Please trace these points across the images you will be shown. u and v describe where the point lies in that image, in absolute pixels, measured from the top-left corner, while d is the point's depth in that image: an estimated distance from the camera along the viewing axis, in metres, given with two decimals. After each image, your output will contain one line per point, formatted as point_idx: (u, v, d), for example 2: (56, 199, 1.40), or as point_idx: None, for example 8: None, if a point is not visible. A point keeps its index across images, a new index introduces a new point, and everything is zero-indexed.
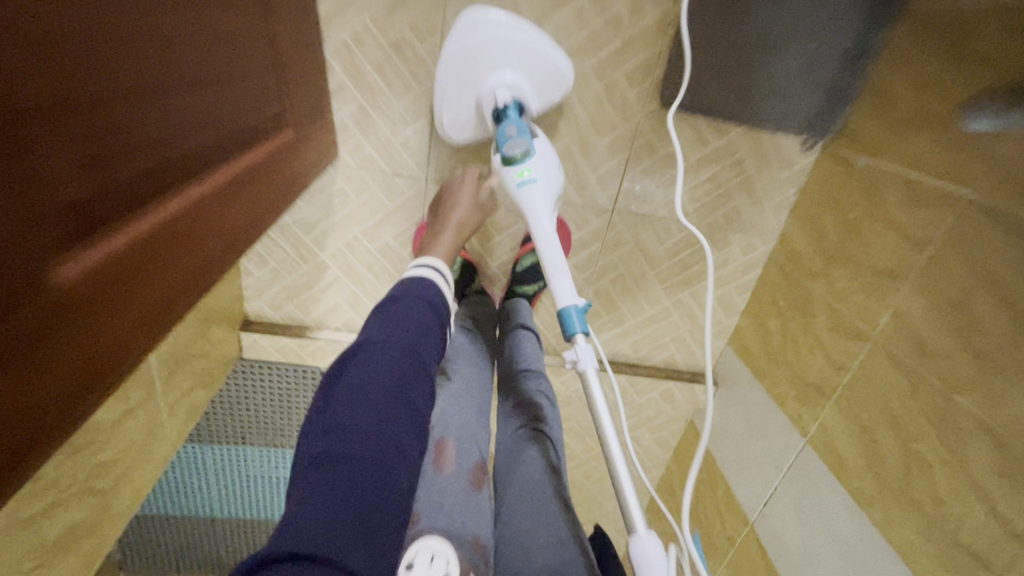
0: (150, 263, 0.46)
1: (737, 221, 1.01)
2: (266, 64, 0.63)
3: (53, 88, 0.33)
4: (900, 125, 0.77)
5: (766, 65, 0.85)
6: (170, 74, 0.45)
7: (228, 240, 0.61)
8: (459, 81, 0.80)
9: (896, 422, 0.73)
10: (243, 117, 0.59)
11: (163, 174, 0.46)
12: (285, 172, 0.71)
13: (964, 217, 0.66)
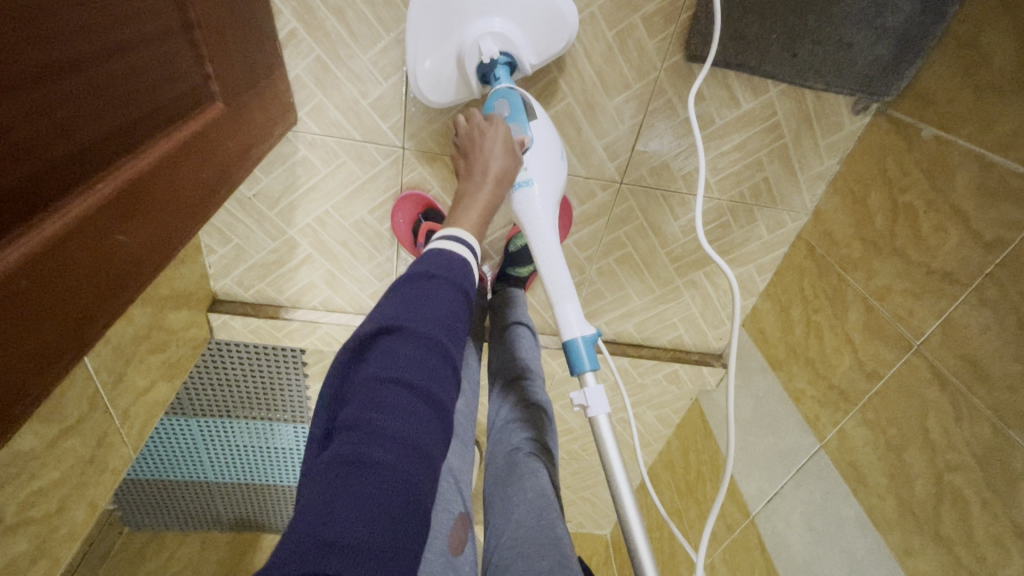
0: (47, 281, 0.37)
1: (767, 195, 0.89)
2: (187, 15, 0.50)
3: None
4: (986, 92, 0.62)
5: (820, 7, 0.69)
6: (27, 63, 0.32)
7: (138, 251, 0.47)
8: (435, 26, 0.64)
9: (929, 444, 0.63)
10: (163, 85, 0.48)
11: (58, 176, 0.37)
12: (203, 166, 0.55)
13: None
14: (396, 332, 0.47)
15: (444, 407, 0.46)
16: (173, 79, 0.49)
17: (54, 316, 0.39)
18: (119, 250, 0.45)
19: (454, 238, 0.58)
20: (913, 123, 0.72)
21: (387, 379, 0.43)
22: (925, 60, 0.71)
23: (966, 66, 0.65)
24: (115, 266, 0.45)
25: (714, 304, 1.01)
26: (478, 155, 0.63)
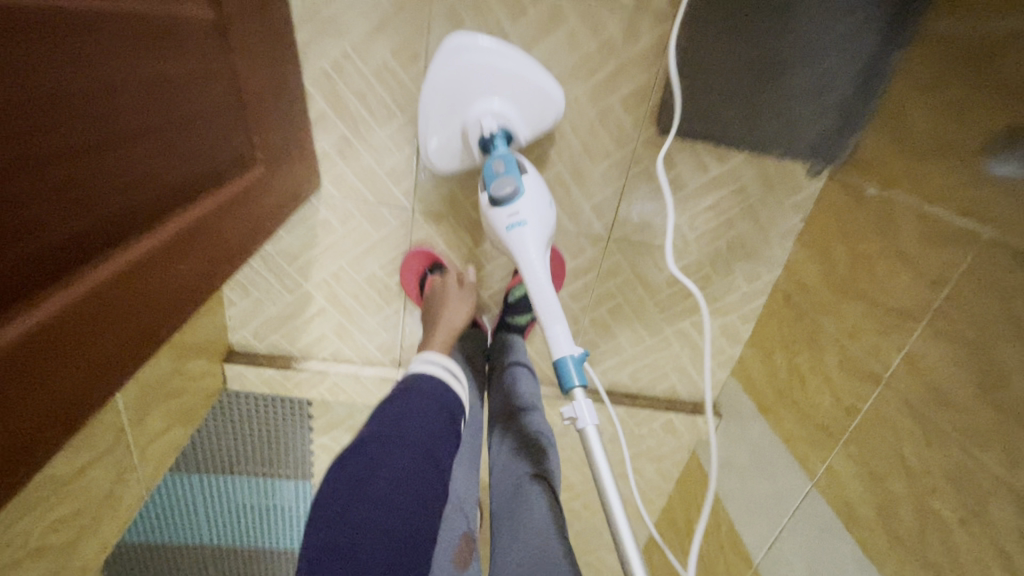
0: (105, 314, 0.44)
1: (742, 250, 0.98)
2: (237, 96, 0.61)
3: (11, 152, 0.33)
4: (913, 154, 0.73)
5: (768, 90, 0.81)
6: (104, 130, 0.41)
7: (178, 295, 0.55)
8: (444, 109, 0.76)
9: (910, 471, 0.67)
10: (212, 155, 0.58)
11: (118, 221, 0.45)
12: (202, 253, 0.58)
13: (984, 257, 0.61)
14: (383, 440, 0.60)
15: (423, 504, 0.57)
16: (178, 171, 0.53)
17: (109, 345, 0.46)
18: (163, 293, 0.52)
19: (435, 362, 0.77)
20: (860, 182, 0.82)
21: (373, 476, 0.55)
22: (865, 129, 0.82)
23: (897, 135, 0.76)
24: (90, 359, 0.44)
25: (703, 352, 1.07)
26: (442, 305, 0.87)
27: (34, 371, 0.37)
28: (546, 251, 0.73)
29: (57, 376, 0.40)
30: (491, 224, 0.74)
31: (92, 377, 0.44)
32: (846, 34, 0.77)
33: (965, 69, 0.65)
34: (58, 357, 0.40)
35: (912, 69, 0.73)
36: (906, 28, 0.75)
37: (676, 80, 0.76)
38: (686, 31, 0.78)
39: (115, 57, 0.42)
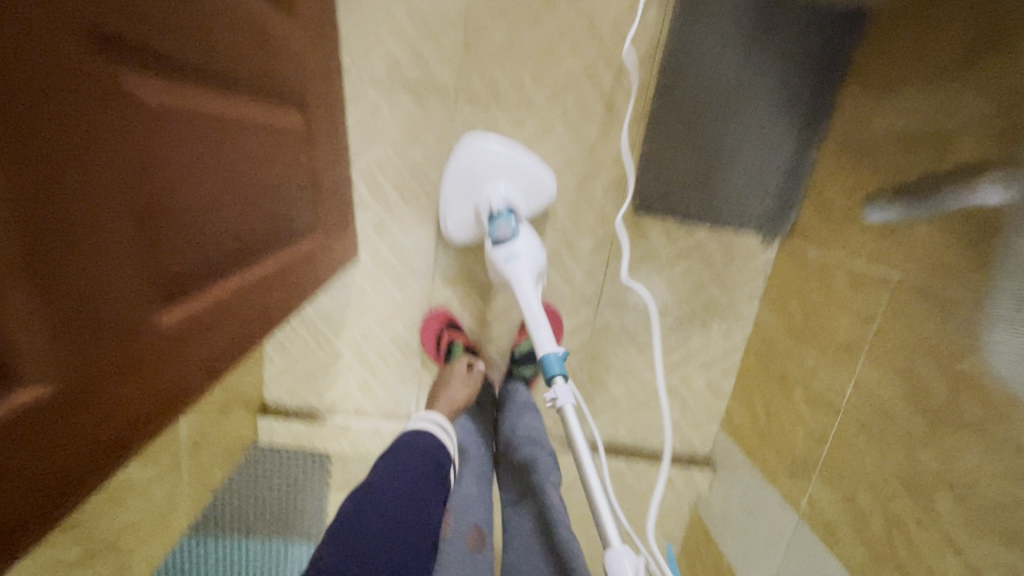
0: (212, 324, 0.56)
1: (716, 310, 1.11)
2: (311, 181, 0.78)
3: (174, 192, 0.47)
4: (837, 222, 0.91)
5: (718, 179, 1.01)
6: (231, 185, 0.56)
7: (262, 322, 0.67)
8: (460, 195, 0.95)
9: (874, 485, 0.75)
10: (295, 218, 0.74)
11: (232, 256, 0.59)
12: (280, 293, 0.71)
13: (899, 295, 0.76)
14: (376, 488, 0.71)
15: (407, 544, 0.68)
16: (259, 231, 0.65)
17: (214, 351, 0.57)
18: (252, 317, 0.64)
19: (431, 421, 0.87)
20: (802, 248, 1.00)
21: (365, 520, 0.67)
22: (799, 206, 1.02)
23: (823, 209, 0.95)
24: (135, 394, 0.46)
25: (691, 406, 1.17)
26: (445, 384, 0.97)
27: (163, 353, 0.49)
28: (536, 281, 0.88)
29: (178, 363, 0.51)
30: (492, 261, 0.91)
31: (199, 372, 0.55)
32: (773, 137, 0.98)
33: (861, 156, 0.86)
34: (180, 348, 0.51)
35: (830, 159, 0.94)
36: (817, 132, 0.97)
37: (631, 187, 0.98)
38: (649, 137, 0.99)
39: (246, 138, 0.58)
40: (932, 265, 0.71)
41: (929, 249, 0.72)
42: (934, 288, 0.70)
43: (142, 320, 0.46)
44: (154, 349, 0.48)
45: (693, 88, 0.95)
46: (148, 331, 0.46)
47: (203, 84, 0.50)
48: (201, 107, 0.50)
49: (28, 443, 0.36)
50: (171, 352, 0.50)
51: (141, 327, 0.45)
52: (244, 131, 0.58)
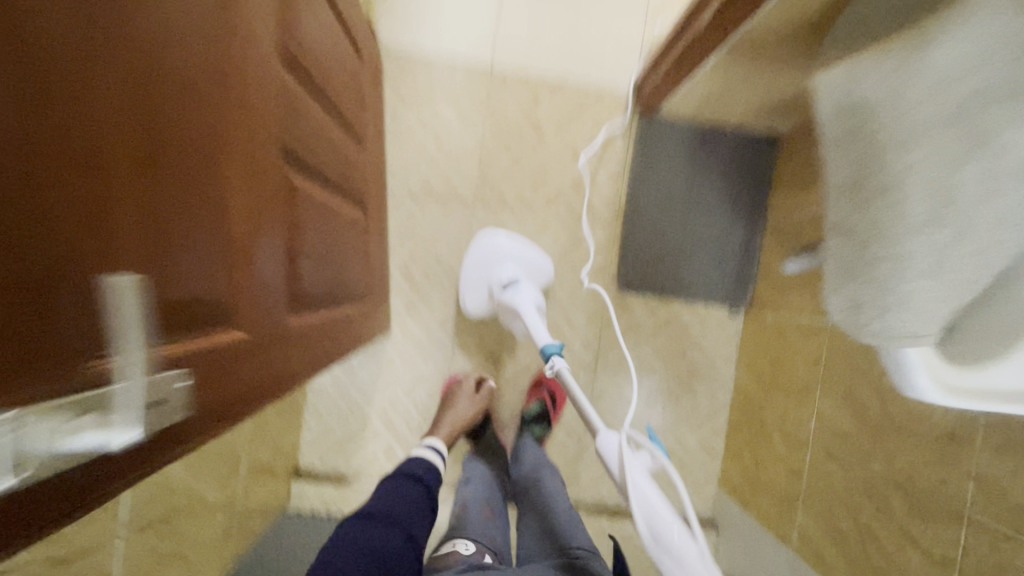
0: (305, 338, 0.65)
1: (699, 373, 1.26)
2: (368, 258, 0.98)
3: (296, 223, 0.62)
4: (783, 289, 1.11)
5: (687, 261, 1.24)
6: (324, 237, 0.72)
7: (331, 356, 0.77)
8: (476, 280, 1.17)
9: (845, 503, 0.86)
10: (357, 279, 0.90)
11: (320, 290, 0.72)
12: (343, 337, 0.83)
13: (837, 337, 0.93)
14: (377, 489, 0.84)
15: (386, 531, 0.75)
16: (338, 280, 0.79)
17: (303, 365, 0.66)
18: (325, 349, 0.74)
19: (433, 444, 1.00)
20: (761, 314, 1.19)
21: (379, 499, 0.81)
22: (756, 281, 1.24)
23: (772, 281, 1.16)
24: (264, 372, 0.54)
25: (690, 467, 1.26)
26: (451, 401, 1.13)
27: (280, 343, 0.58)
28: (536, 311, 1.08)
29: (285, 360, 0.60)
30: (501, 300, 1.11)
31: (293, 379, 0.63)
32: (727, 228, 1.22)
33: (792, 237, 1.09)
34: (287, 348, 0.60)
35: (772, 242, 1.18)
36: (758, 224, 1.22)
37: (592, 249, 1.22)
38: (628, 230, 1.23)
39: (331, 207, 0.76)
40: None
41: None
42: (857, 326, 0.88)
43: (275, 309, 0.56)
44: (277, 337, 0.57)
45: (658, 193, 1.22)
46: (276, 319, 0.56)
47: (317, 159, 0.69)
48: (312, 174, 0.68)
49: (217, 369, 0.43)
50: (284, 346, 0.59)
51: (274, 312, 0.55)
52: (331, 201, 0.76)
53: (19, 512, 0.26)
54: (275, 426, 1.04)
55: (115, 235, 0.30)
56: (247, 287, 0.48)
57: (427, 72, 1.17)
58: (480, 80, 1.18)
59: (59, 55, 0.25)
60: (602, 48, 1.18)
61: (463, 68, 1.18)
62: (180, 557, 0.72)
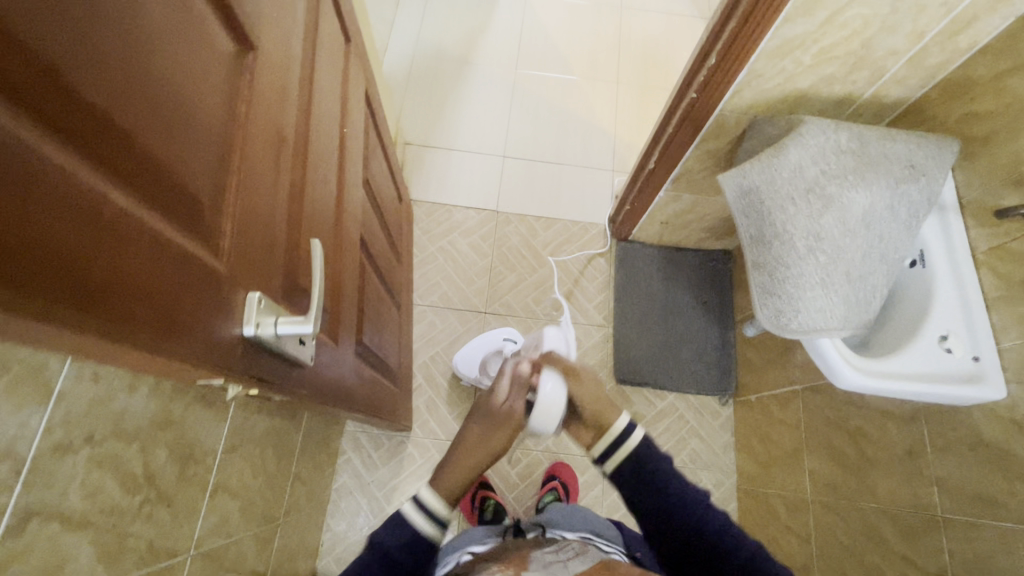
0: (361, 373, 0.81)
1: (702, 460, 1.32)
2: (400, 347, 1.15)
3: (361, 284, 0.83)
4: (759, 369, 1.26)
5: (674, 354, 1.39)
6: (376, 306, 0.93)
7: (374, 404, 0.91)
8: (476, 354, 1.30)
9: (853, 552, 0.91)
10: (393, 356, 1.07)
11: (372, 344, 0.90)
12: (383, 399, 0.97)
13: (809, 397, 1.06)
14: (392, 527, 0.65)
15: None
16: (381, 347, 0.97)
17: (357, 397, 0.80)
18: (371, 395, 0.89)
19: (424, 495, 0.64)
20: (747, 397, 1.31)
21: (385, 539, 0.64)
22: (737, 371, 1.38)
23: (749, 365, 1.32)
24: (338, 378, 0.69)
25: None
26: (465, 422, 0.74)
27: (348, 362, 0.74)
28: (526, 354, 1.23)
29: (349, 381, 0.75)
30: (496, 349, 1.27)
31: (351, 403, 0.77)
32: (702, 325, 1.42)
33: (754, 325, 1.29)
34: (352, 370, 0.76)
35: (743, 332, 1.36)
36: (728, 321, 1.42)
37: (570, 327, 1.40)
38: (617, 329, 1.41)
39: (381, 287, 0.98)
40: (813, 369, 1.05)
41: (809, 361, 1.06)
42: (820, 382, 1.02)
43: (348, 334, 0.73)
44: (348, 356, 0.73)
45: (639, 297, 1.44)
46: (348, 342, 0.73)
47: (375, 249, 0.94)
48: (371, 256, 0.91)
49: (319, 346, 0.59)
50: (350, 368, 0.75)
51: (347, 335, 0.73)
52: (381, 284, 0.98)
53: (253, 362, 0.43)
54: (303, 516, 1.09)
55: (290, 240, 0.52)
56: (334, 314, 0.67)
57: (447, 215, 1.50)
58: (489, 219, 1.51)
59: (282, 137, 0.51)
60: (582, 195, 1.54)
61: (474, 211, 1.51)
62: None
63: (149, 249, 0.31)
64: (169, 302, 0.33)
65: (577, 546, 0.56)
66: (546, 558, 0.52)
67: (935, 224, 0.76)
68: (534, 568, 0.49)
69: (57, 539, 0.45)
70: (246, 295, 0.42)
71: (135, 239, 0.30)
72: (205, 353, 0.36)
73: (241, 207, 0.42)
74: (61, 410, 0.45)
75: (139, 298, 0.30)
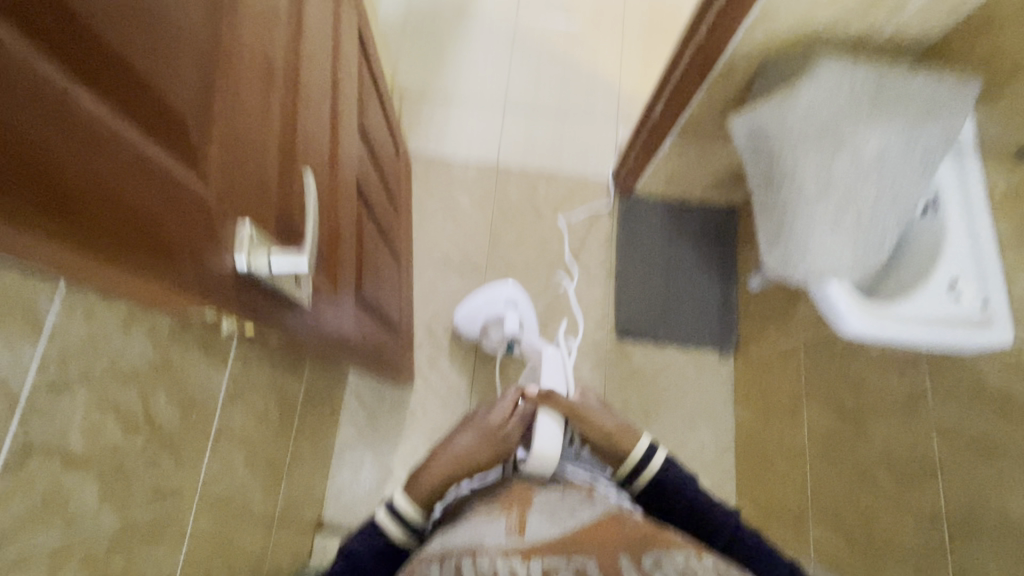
0: (361, 320, 0.80)
1: (701, 414, 1.33)
2: (400, 301, 1.14)
3: (360, 233, 0.81)
4: (761, 325, 1.26)
5: (675, 310, 1.38)
6: (376, 257, 0.91)
7: (376, 354, 0.91)
8: (475, 312, 1.27)
9: (847, 498, 0.92)
10: (394, 309, 1.06)
11: (373, 294, 0.89)
12: (384, 350, 0.97)
13: (810, 350, 1.06)
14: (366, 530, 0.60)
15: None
16: (382, 299, 0.96)
17: (358, 346, 0.80)
18: (373, 345, 0.88)
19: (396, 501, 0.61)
20: (747, 352, 1.31)
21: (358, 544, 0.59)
22: (738, 327, 1.38)
23: (751, 321, 1.31)
24: (337, 324, 0.68)
25: None
26: (456, 434, 0.68)
27: (349, 309, 0.73)
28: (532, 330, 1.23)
29: (348, 328, 0.74)
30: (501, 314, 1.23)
31: (350, 350, 0.77)
32: (704, 281, 1.40)
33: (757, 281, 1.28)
34: (352, 318, 0.75)
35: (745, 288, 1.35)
36: (731, 277, 1.41)
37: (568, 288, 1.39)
38: (618, 285, 1.40)
39: (380, 238, 0.96)
40: (817, 322, 1.04)
41: (814, 314, 1.05)
42: (823, 335, 1.02)
43: (347, 281, 0.72)
44: (348, 304, 0.72)
45: (640, 252, 1.42)
46: (348, 289, 0.72)
47: (374, 199, 0.91)
48: (370, 205, 0.89)
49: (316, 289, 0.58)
50: (350, 315, 0.74)
51: (347, 281, 0.72)
52: (380, 234, 0.96)
53: (243, 293, 0.42)
54: (308, 467, 1.11)
55: (284, 177, 0.50)
56: (333, 260, 0.65)
57: (446, 170, 1.47)
58: (489, 174, 1.47)
59: (274, 66, 0.48)
60: (584, 150, 1.50)
61: (474, 166, 1.48)
62: (229, 551, 0.77)
63: (120, 157, 0.30)
64: (147, 219, 0.32)
65: (584, 490, 0.55)
66: (550, 501, 0.51)
67: (951, 168, 0.74)
68: (537, 514, 0.49)
69: (59, 477, 0.45)
70: (237, 225, 0.41)
71: (101, 143, 0.29)
72: (191, 277, 0.36)
73: (232, 132, 0.40)
74: (54, 349, 0.44)
75: (107, 205, 0.29)
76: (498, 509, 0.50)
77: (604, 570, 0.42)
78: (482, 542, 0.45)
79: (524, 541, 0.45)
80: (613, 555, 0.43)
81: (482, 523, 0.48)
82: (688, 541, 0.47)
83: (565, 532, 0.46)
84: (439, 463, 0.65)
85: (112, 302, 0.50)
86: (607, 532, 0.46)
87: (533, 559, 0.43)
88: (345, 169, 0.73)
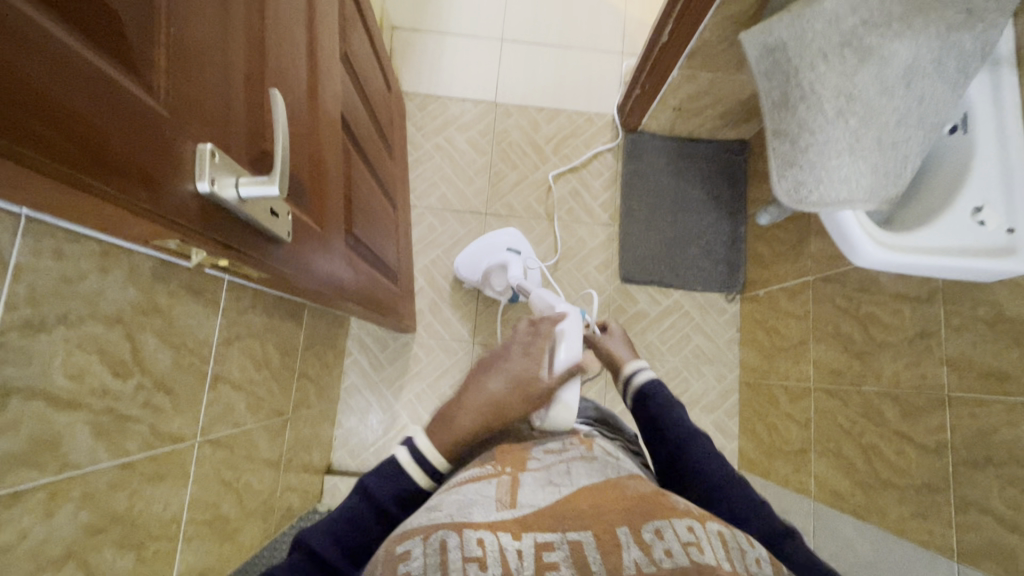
0: (354, 262, 0.78)
1: (706, 355, 1.32)
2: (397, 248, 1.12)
3: (349, 171, 0.78)
4: (769, 265, 1.22)
5: (681, 252, 1.34)
6: (368, 199, 0.88)
7: (373, 300, 0.89)
8: (472, 261, 1.25)
9: (850, 433, 0.92)
10: (389, 254, 1.04)
11: (366, 236, 0.86)
12: (382, 296, 0.95)
13: (820, 289, 1.03)
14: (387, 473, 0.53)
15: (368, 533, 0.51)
16: (377, 243, 0.93)
17: (352, 288, 0.79)
18: (370, 290, 0.87)
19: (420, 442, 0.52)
20: (755, 293, 1.29)
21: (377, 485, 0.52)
22: (746, 268, 1.34)
23: (759, 261, 1.27)
24: (327, 265, 0.66)
25: None
26: (489, 375, 0.54)
27: (339, 250, 0.71)
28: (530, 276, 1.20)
29: (340, 270, 0.72)
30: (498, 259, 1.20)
31: (343, 293, 0.75)
32: (712, 221, 1.36)
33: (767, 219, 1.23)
34: (345, 260, 0.73)
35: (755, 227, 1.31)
36: (740, 216, 1.36)
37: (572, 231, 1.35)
38: (623, 225, 1.35)
39: (372, 179, 0.93)
40: (828, 259, 1.00)
41: (827, 251, 1.01)
42: (835, 272, 0.98)
43: (336, 220, 0.69)
44: (337, 244, 0.70)
45: (646, 190, 1.36)
46: (338, 230, 0.70)
47: (362, 136, 0.87)
48: (359, 143, 0.84)
49: (298, 226, 0.56)
50: (341, 256, 0.72)
51: (335, 221, 0.69)
52: (371, 175, 0.92)
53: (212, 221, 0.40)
54: (314, 412, 1.12)
55: (252, 98, 0.46)
56: (318, 196, 0.62)
57: (442, 109, 1.40)
58: (487, 112, 1.40)
59: None
60: (587, 84, 1.42)
61: (472, 104, 1.40)
62: (237, 491, 0.79)
63: (49, 58, 0.26)
64: (93, 134, 0.29)
65: (583, 448, 0.49)
66: (545, 463, 0.45)
67: (985, 82, 0.67)
68: (530, 474, 0.43)
69: (48, 419, 0.45)
70: (198, 146, 0.37)
71: (23, 38, 0.25)
72: (151, 201, 0.33)
73: (185, 43, 0.36)
74: (23, 288, 0.42)
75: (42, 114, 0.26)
76: (488, 472, 0.44)
77: (603, 542, 0.35)
78: (471, 514, 0.38)
79: (515, 510, 0.38)
80: (611, 525, 0.36)
81: (470, 492, 0.41)
82: (692, 508, 0.40)
83: (563, 495, 0.40)
84: (473, 404, 0.52)
85: (84, 241, 0.48)
86: (609, 499, 0.39)
87: (526, 532, 0.36)
88: (328, 100, 0.68)
